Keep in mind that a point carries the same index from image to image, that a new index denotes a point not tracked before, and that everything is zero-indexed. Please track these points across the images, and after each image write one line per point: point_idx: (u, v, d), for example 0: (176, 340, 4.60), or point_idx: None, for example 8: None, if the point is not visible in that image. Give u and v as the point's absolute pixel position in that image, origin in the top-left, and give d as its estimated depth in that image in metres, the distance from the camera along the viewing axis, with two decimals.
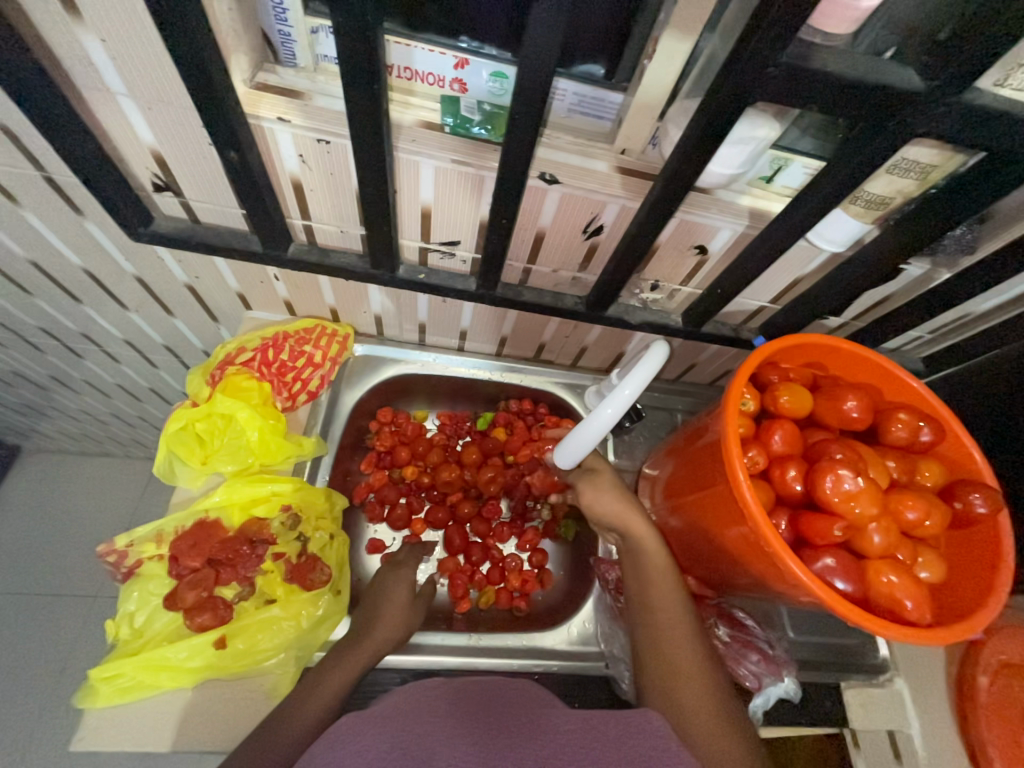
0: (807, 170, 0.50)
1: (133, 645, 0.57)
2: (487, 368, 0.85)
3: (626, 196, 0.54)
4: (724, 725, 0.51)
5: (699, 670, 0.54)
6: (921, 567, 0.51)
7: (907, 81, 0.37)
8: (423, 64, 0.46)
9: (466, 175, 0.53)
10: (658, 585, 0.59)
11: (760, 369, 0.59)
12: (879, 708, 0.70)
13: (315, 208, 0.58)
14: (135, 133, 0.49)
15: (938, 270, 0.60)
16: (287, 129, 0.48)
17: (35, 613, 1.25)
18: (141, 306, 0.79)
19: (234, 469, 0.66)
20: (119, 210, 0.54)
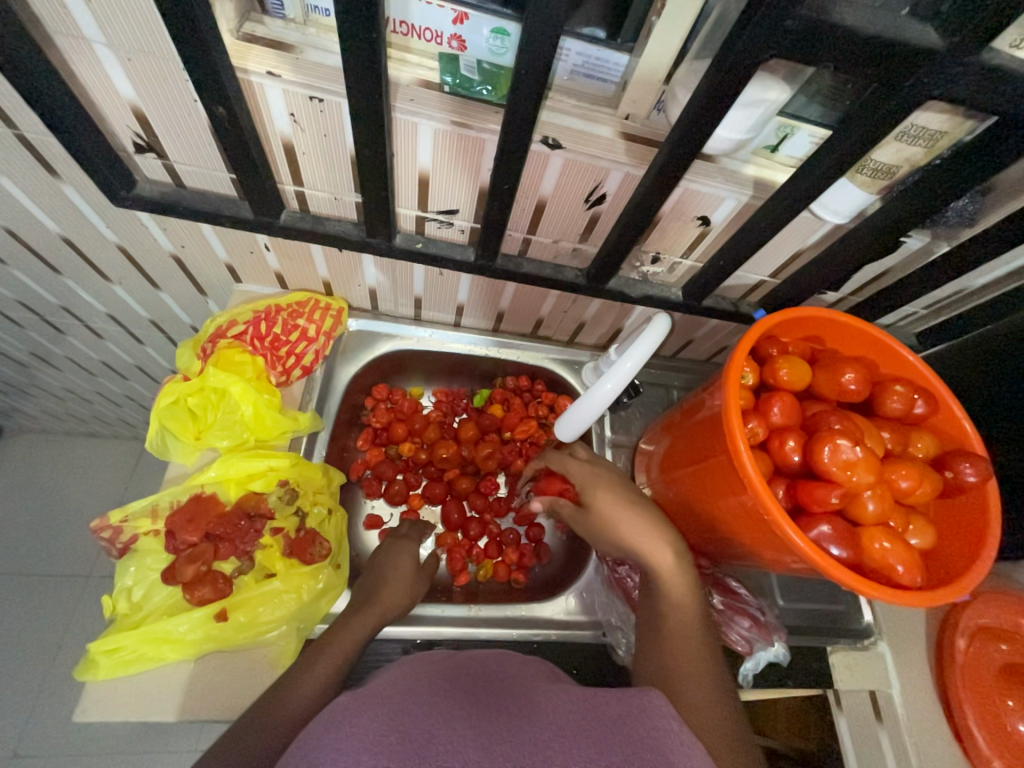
0: (813, 139, 0.49)
1: (132, 619, 0.56)
2: (484, 344, 0.84)
3: (630, 164, 0.53)
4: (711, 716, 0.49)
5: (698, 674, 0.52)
6: (912, 535, 0.52)
7: (925, 39, 0.36)
8: (421, 18, 0.44)
9: (465, 138, 0.51)
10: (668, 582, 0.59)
11: (759, 343, 0.59)
12: (864, 670, 0.72)
13: (307, 173, 0.55)
14: (114, 87, 0.46)
15: (938, 242, 0.60)
16: (278, 86, 0.45)
17: (27, 593, 1.24)
18: (125, 278, 0.76)
19: (229, 444, 0.65)
20: (100, 172, 0.52)
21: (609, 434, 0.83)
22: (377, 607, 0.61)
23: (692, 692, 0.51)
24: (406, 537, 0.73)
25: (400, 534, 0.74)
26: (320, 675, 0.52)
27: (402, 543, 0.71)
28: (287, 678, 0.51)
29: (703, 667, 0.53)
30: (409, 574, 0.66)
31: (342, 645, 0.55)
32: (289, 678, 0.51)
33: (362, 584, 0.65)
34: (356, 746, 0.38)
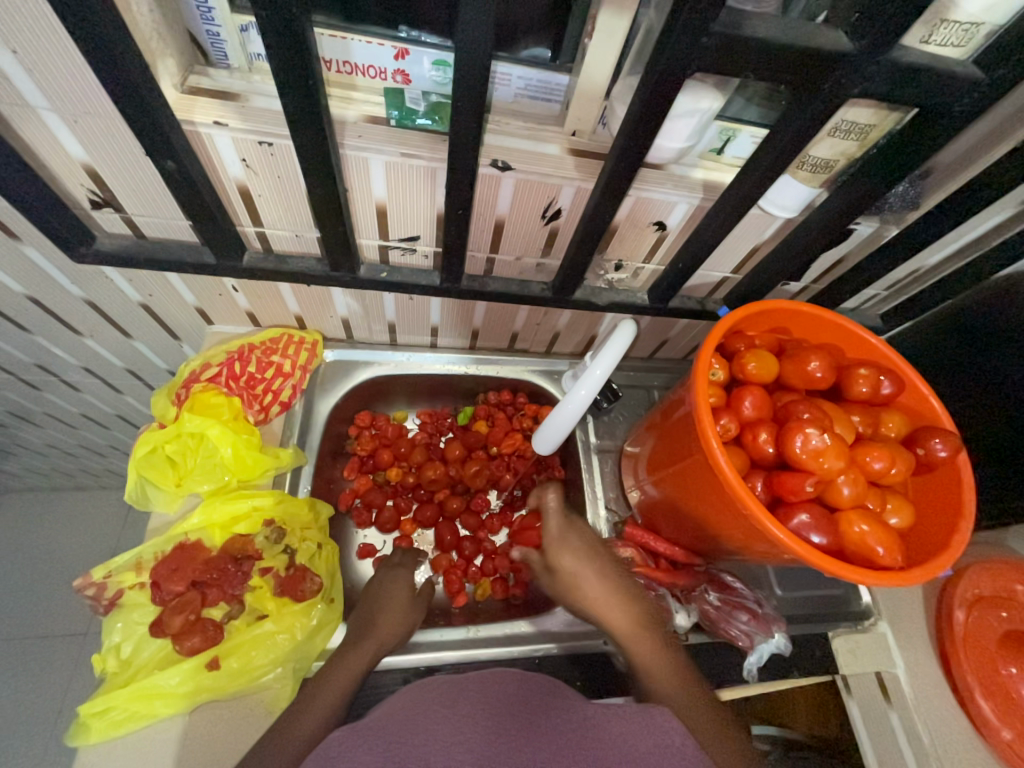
0: (756, 139, 0.51)
1: (122, 676, 0.55)
2: (462, 363, 0.85)
3: (580, 178, 0.54)
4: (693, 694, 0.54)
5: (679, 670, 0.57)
6: (892, 516, 0.53)
7: (838, 43, 0.37)
8: (362, 57, 0.45)
9: (417, 167, 0.52)
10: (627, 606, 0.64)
11: (726, 339, 0.61)
12: (868, 652, 0.72)
13: (266, 214, 0.56)
14: (64, 149, 0.47)
15: (887, 227, 0.62)
16: (226, 134, 0.46)
17: (23, 657, 1.22)
18: (95, 330, 0.76)
19: (210, 488, 0.64)
20: (57, 231, 0.52)
21: (594, 440, 0.83)
22: (372, 640, 0.60)
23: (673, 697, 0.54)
24: (400, 564, 0.72)
25: (394, 563, 0.73)
26: (317, 716, 0.51)
27: (397, 570, 0.71)
28: (282, 727, 0.50)
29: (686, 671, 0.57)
30: (404, 602, 0.66)
31: (337, 682, 0.55)
32: (284, 723, 0.50)
33: (358, 616, 0.64)
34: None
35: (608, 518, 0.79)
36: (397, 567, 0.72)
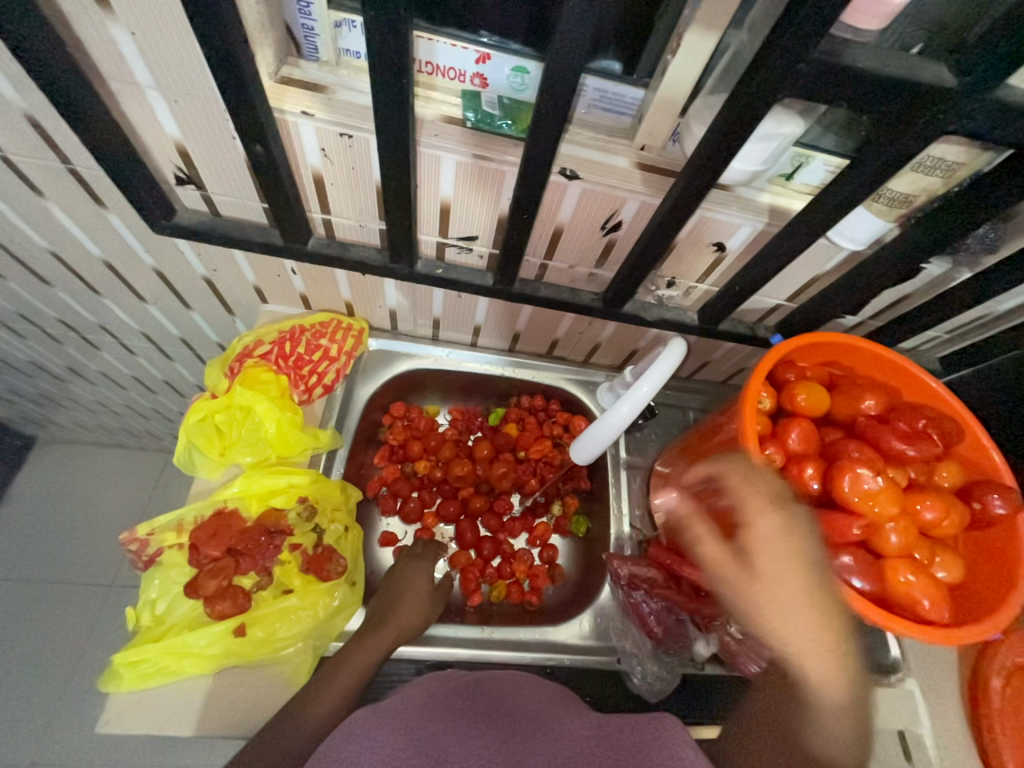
0: (829, 168, 0.50)
1: (155, 632, 0.58)
2: (499, 365, 0.85)
3: (646, 192, 0.54)
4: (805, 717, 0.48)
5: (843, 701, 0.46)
6: (939, 570, 0.51)
7: (939, 77, 0.37)
8: (446, 59, 0.46)
9: (486, 169, 0.53)
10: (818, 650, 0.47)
11: (777, 368, 0.59)
12: (892, 708, 0.69)
13: (335, 202, 0.58)
14: (161, 127, 0.49)
15: (959, 269, 0.60)
16: (311, 124, 0.48)
17: (51, 601, 1.28)
18: (159, 299, 0.79)
19: (252, 460, 0.66)
20: (143, 202, 0.55)
21: (624, 455, 0.83)
22: (391, 627, 0.61)
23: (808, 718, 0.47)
24: (422, 557, 0.73)
25: (417, 554, 0.74)
26: (333, 697, 0.52)
27: (420, 562, 0.72)
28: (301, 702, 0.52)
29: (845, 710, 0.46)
30: (424, 594, 0.67)
31: (355, 666, 0.56)
32: (302, 698, 0.52)
33: (379, 601, 0.66)
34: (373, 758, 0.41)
35: (632, 536, 0.78)
36: (420, 559, 0.73)
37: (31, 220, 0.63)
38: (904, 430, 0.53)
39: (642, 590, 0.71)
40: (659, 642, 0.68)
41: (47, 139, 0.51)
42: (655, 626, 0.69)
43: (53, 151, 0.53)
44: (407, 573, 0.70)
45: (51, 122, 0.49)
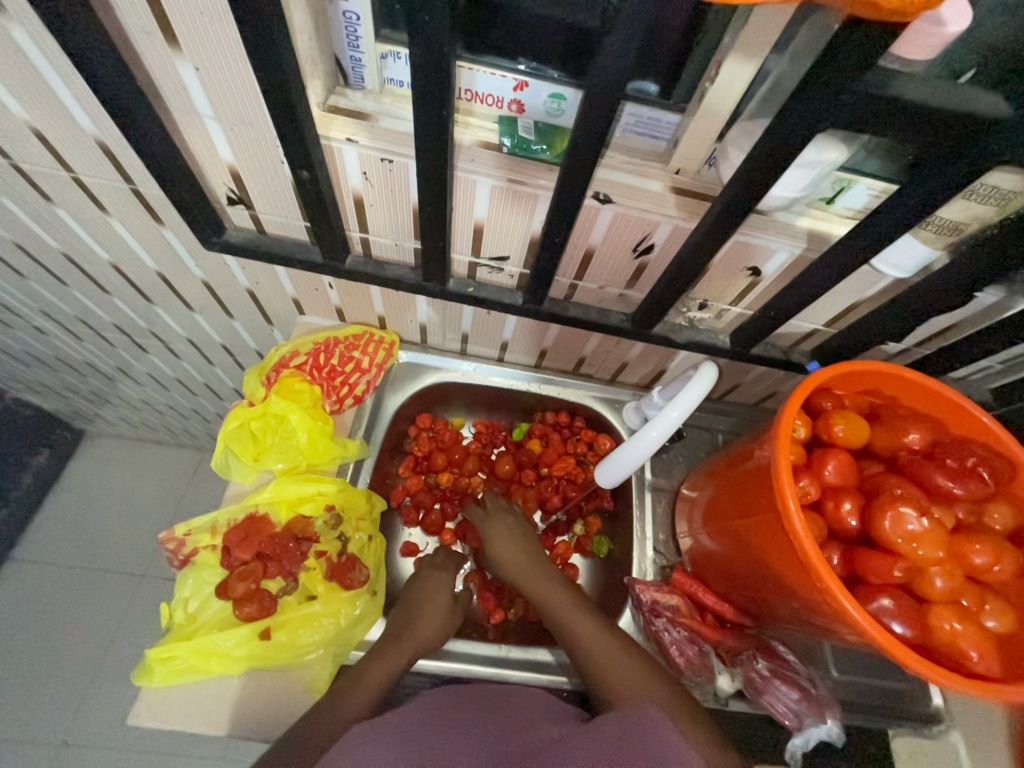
0: (874, 191, 0.49)
1: (186, 630, 0.60)
2: (525, 380, 0.86)
3: (679, 216, 0.54)
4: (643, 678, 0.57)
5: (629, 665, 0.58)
6: (991, 619, 0.47)
7: (993, 107, 0.35)
8: (485, 87, 0.48)
9: (520, 192, 0.54)
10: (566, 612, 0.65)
11: (812, 396, 0.57)
12: (931, 761, 0.65)
13: (373, 222, 0.60)
14: (217, 151, 0.53)
15: (1015, 298, 0.56)
16: (355, 149, 0.50)
17: (90, 589, 1.34)
18: (204, 308, 0.84)
19: (283, 467, 0.68)
20: (196, 221, 0.58)
21: (649, 477, 0.81)
22: (410, 640, 0.61)
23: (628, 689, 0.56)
24: (442, 569, 0.73)
25: (438, 565, 0.75)
26: (352, 706, 0.53)
27: (440, 574, 0.73)
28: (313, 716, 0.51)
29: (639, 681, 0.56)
30: (443, 607, 0.67)
31: (374, 677, 0.56)
32: (321, 706, 0.52)
33: (399, 612, 0.66)
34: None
35: (655, 560, 0.77)
36: (440, 570, 0.74)
37: (96, 234, 0.68)
38: (951, 467, 0.50)
39: (665, 618, 0.69)
40: (681, 673, 0.67)
41: (115, 162, 0.55)
42: (678, 656, 0.67)
43: (119, 172, 0.57)
44: (427, 584, 0.71)
45: (119, 147, 0.53)
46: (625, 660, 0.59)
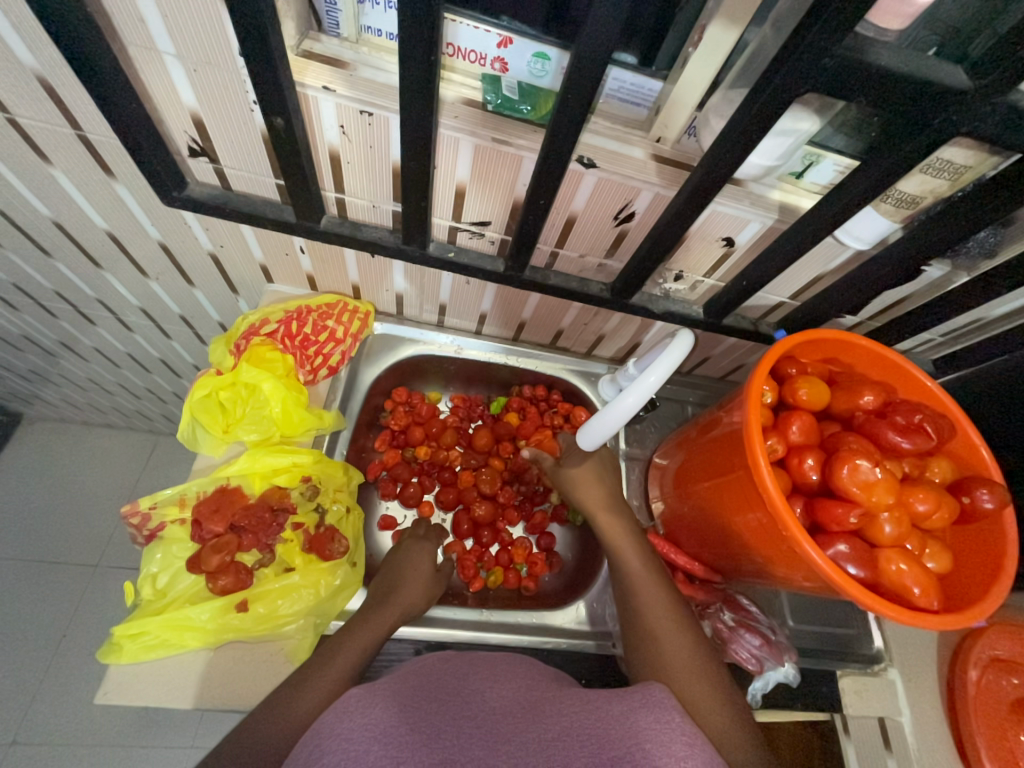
0: (839, 167, 0.51)
1: (156, 605, 0.57)
2: (503, 353, 0.86)
3: (660, 184, 0.55)
4: (691, 661, 0.55)
5: (680, 640, 0.56)
6: (930, 560, 0.52)
7: (956, 79, 0.38)
8: (467, 41, 0.47)
9: (503, 154, 0.53)
10: (635, 571, 0.63)
11: (779, 362, 0.61)
12: (874, 696, 0.72)
13: (350, 181, 0.58)
14: (177, 95, 0.49)
15: (958, 273, 0.61)
16: (332, 100, 0.48)
17: (37, 580, 1.26)
18: (161, 274, 0.79)
19: (256, 438, 0.66)
20: (155, 173, 0.54)
21: (623, 446, 0.84)
22: (395, 604, 0.62)
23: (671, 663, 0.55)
24: (422, 538, 0.74)
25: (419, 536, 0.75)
26: (340, 668, 0.53)
27: (424, 544, 0.73)
28: (293, 689, 0.51)
29: (687, 657, 0.55)
30: (426, 575, 0.68)
31: (360, 641, 0.57)
32: (308, 670, 0.53)
33: (383, 579, 0.67)
34: (367, 736, 0.41)
35: None
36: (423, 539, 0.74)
37: (35, 186, 0.62)
38: (900, 424, 0.54)
39: None
40: None
41: (59, 104, 0.50)
42: None
43: (62, 114, 0.52)
44: (411, 553, 0.71)
45: (65, 86, 0.49)
46: (681, 638, 0.57)
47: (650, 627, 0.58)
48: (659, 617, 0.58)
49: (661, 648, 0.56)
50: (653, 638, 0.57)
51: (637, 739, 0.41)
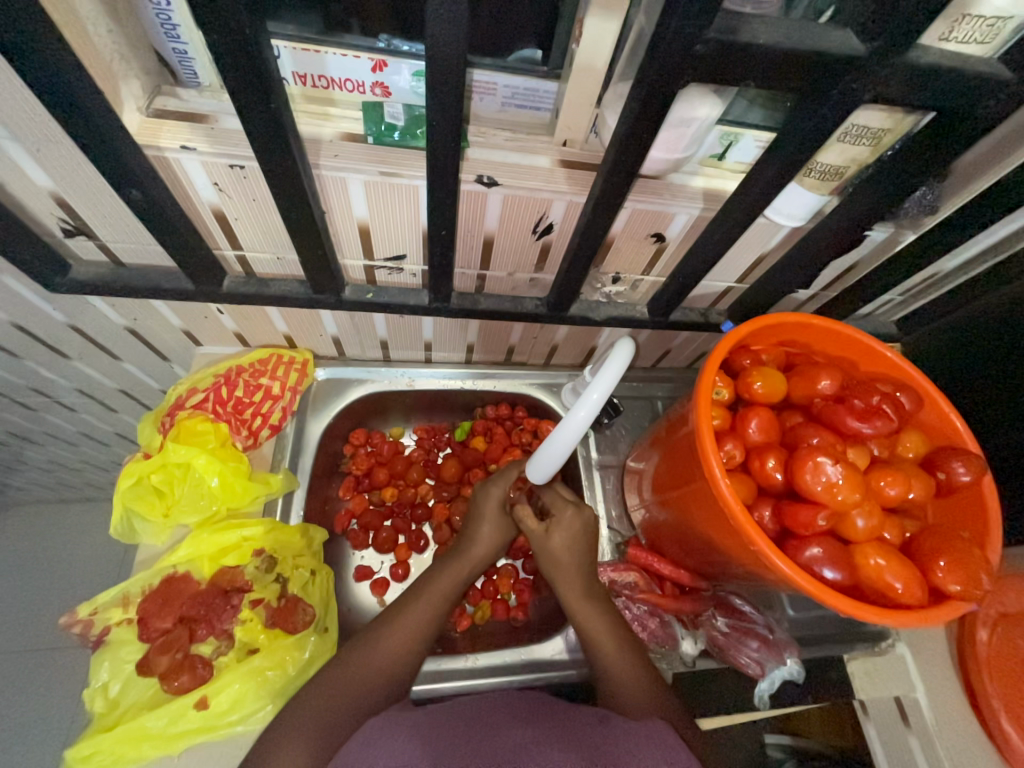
0: (759, 143, 0.48)
1: (110, 719, 0.54)
2: (458, 378, 0.82)
3: (572, 191, 0.50)
4: (645, 687, 0.54)
5: (643, 675, 0.55)
6: (936, 558, 0.47)
7: (846, 45, 0.35)
8: (339, 71, 0.43)
9: (398, 186, 0.49)
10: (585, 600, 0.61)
11: (731, 355, 0.57)
12: (886, 675, 0.69)
13: (244, 236, 0.54)
14: (29, 179, 0.45)
15: (903, 232, 0.58)
16: (195, 158, 0.44)
17: (28, 672, 1.21)
18: (85, 355, 0.74)
19: (198, 518, 0.62)
20: (28, 262, 0.50)
21: (595, 456, 0.81)
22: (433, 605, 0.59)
23: (632, 690, 0.53)
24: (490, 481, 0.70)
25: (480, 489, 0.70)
26: (359, 701, 0.51)
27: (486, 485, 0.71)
28: (315, 704, 0.50)
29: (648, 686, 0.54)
30: (495, 519, 0.68)
31: (382, 652, 0.54)
32: (324, 692, 0.51)
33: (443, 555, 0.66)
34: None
35: (611, 538, 0.76)
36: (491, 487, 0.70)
37: None
38: (860, 408, 0.51)
39: (624, 596, 0.70)
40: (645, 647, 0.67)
41: None
42: (642, 632, 0.67)
43: None
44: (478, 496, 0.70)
45: None
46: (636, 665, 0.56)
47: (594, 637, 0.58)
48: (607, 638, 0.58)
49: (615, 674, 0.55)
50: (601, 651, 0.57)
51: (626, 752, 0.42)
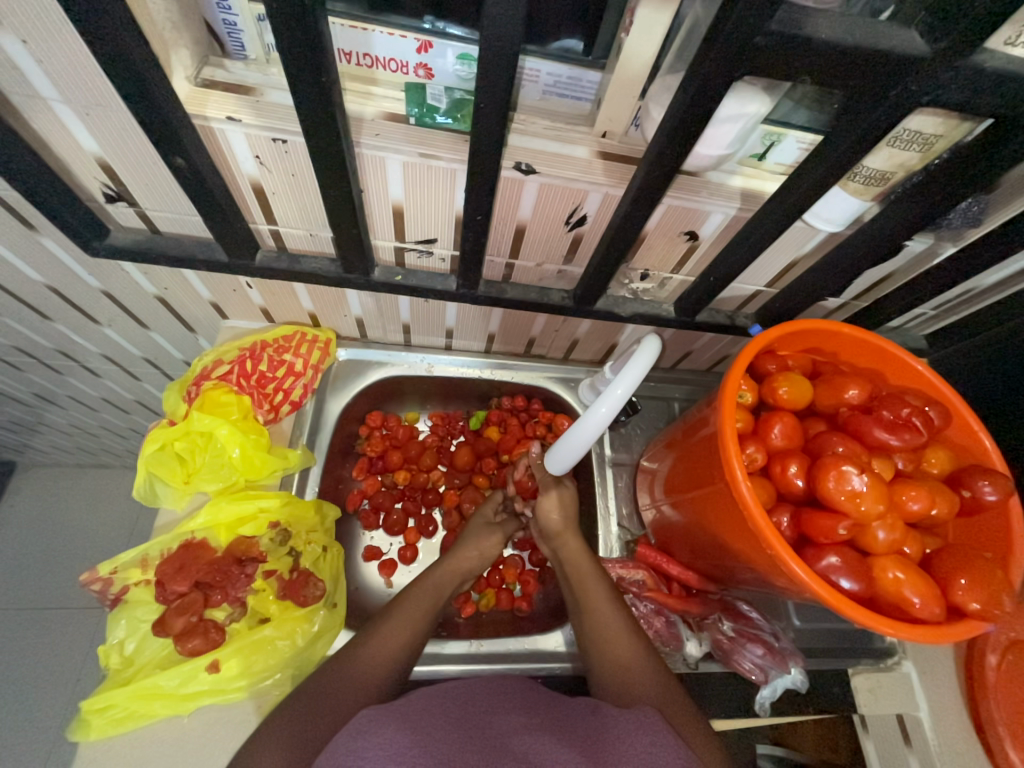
0: (802, 145, 0.47)
1: (124, 675, 0.55)
2: (477, 367, 0.82)
3: (609, 184, 0.50)
4: (645, 678, 0.52)
5: (646, 668, 0.53)
6: (957, 575, 0.47)
7: (908, 46, 0.34)
8: (385, 50, 0.43)
9: (436, 169, 0.49)
10: (591, 593, 0.60)
11: (758, 359, 0.57)
12: (887, 693, 0.68)
13: (280, 211, 0.54)
14: (77, 142, 0.45)
15: (942, 244, 0.57)
16: (239, 130, 0.44)
17: (42, 626, 1.24)
18: (115, 321, 0.76)
19: (217, 487, 0.64)
20: (70, 224, 0.51)
21: (609, 453, 0.80)
22: (432, 589, 0.61)
23: (634, 681, 0.52)
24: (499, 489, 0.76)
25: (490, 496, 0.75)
26: (366, 665, 0.52)
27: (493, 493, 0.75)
28: (318, 688, 0.50)
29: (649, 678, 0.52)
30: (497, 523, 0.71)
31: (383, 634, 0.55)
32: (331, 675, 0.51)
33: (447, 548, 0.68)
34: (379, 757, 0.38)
35: (619, 535, 0.76)
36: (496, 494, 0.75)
37: None
38: (888, 420, 0.50)
39: (631, 594, 0.69)
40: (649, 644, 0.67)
41: None
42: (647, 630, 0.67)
43: None
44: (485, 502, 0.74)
45: None
46: (638, 658, 0.54)
47: (597, 630, 0.57)
48: (609, 631, 0.57)
49: (619, 667, 0.54)
50: (602, 644, 0.56)
51: (629, 751, 0.41)
